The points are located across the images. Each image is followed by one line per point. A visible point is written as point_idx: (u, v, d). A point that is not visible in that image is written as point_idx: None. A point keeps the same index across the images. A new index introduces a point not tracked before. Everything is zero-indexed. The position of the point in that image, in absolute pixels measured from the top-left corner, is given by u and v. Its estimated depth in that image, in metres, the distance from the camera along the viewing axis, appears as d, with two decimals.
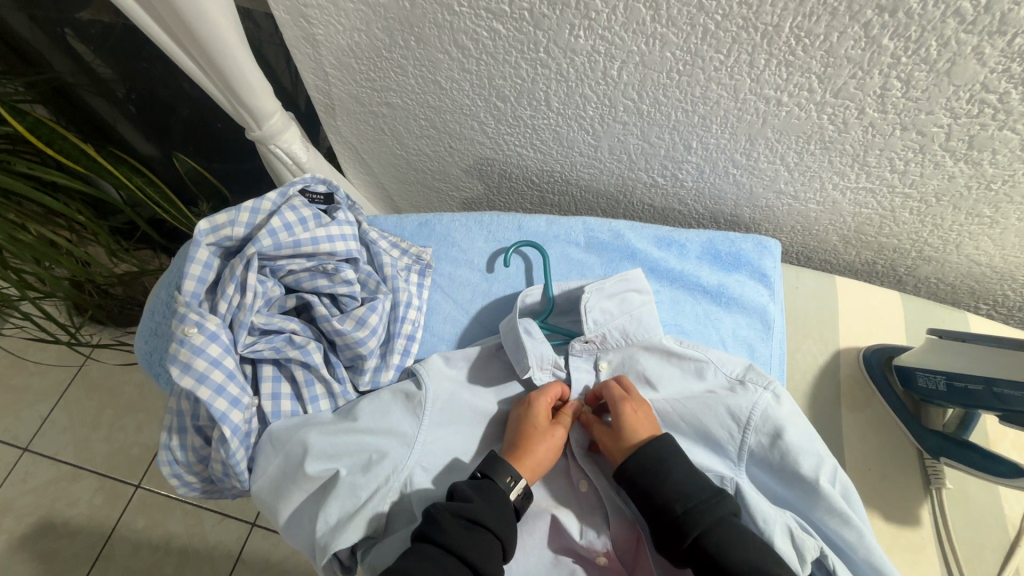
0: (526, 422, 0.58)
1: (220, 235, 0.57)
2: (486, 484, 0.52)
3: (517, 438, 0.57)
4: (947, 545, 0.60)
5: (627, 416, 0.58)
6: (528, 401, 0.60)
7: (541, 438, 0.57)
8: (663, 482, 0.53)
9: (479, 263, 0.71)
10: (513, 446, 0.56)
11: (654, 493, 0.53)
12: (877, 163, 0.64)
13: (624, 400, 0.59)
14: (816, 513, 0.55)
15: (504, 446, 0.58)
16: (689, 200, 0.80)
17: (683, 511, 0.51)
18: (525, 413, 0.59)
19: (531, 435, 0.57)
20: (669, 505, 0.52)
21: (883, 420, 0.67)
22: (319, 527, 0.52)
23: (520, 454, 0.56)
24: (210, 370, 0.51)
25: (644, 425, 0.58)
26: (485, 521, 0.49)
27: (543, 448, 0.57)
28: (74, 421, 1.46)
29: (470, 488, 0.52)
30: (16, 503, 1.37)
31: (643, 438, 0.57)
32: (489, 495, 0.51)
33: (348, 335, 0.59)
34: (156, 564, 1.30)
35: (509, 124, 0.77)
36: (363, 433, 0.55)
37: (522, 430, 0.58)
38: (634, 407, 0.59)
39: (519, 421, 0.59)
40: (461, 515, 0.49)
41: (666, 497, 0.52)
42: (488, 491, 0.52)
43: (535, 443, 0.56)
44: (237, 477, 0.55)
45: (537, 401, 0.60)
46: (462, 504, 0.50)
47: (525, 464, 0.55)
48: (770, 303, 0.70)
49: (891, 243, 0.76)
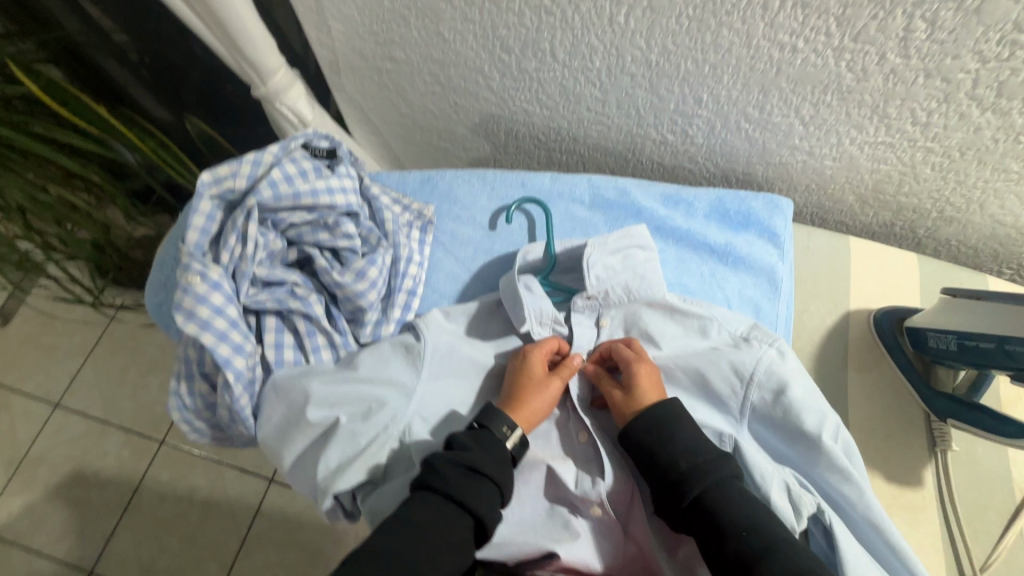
0: (523, 374, 0.58)
1: (223, 187, 0.58)
2: (483, 434, 0.53)
3: (514, 389, 0.58)
4: (949, 504, 0.59)
5: (637, 376, 0.58)
6: (526, 353, 0.60)
7: (537, 391, 0.58)
8: (668, 441, 0.53)
9: (481, 220, 0.70)
10: (509, 397, 0.57)
11: (657, 451, 0.53)
12: (898, 114, 0.61)
13: (639, 360, 0.59)
14: (816, 469, 0.55)
15: (502, 397, 0.58)
16: (700, 157, 0.77)
17: (687, 468, 0.51)
18: (522, 366, 0.59)
19: (527, 387, 0.58)
20: (673, 460, 0.52)
21: (890, 381, 0.66)
22: (319, 471, 0.53)
23: (516, 405, 0.56)
24: (213, 317, 0.52)
25: (652, 383, 0.58)
26: (486, 470, 0.50)
27: (539, 399, 0.57)
28: (99, 379, 1.52)
29: (469, 437, 0.52)
30: (51, 454, 1.46)
31: (649, 401, 0.57)
32: (488, 444, 0.52)
33: (348, 287, 0.59)
34: (181, 514, 1.39)
35: (515, 78, 0.75)
36: (363, 383, 0.56)
37: (519, 382, 0.58)
38: (644, 370, 0.58)
39: (516, 373, 0.59)
40: (461, 463, 0.50)
41: (667, 456, 0.52)
42: (484, 440, 0.52)
43: (532, 395, 0.57)
44: (243, 422, 0.57)
45: (535, 354, 0.60)
46: (462, 453, 0.50)
47: (520, 416, 0.56)
48: (779, 263, 0.68)
49: (911, 202, 0.73)
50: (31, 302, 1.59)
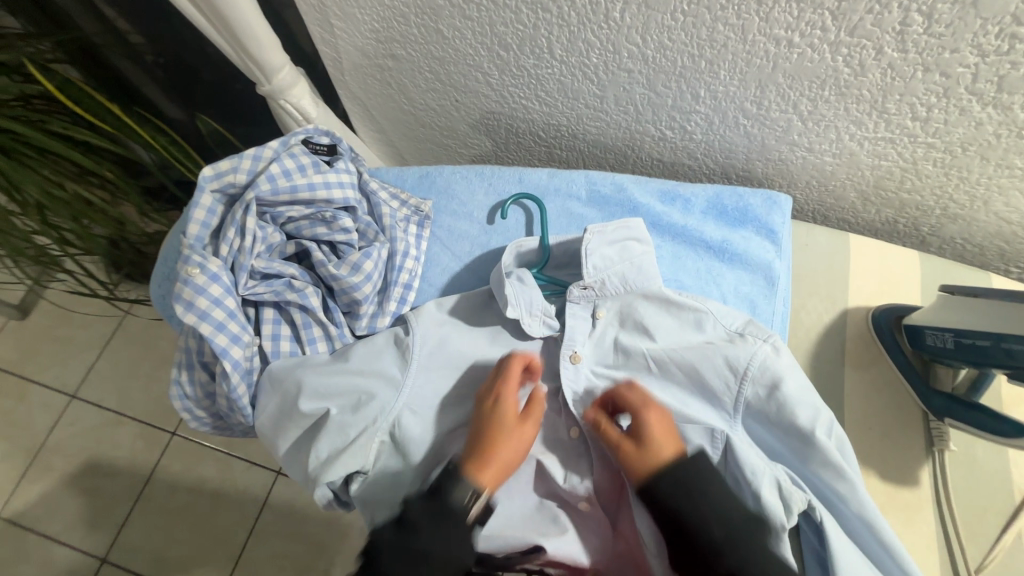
0: (492, 422, 0.54)
1: (224, 182, 0.59)
2: (440, 507, 0.49)
3: (481, 439, 0.54)
4: (946, 505, 0.58)
5: (648, 426, 0.54)
6: (496, 393, 0.56)
7: (502, 444, 0.53)
8: (695, 504, 0.48)
9: (478, 216, 0.71)
10: (475, 451, 0.53)
11: (685, 517, 0.48)
12: (897, 110, 0.60)
13: (647, 407, 0.56)
14: (809, 466, 0.55)
15: (467, 448, 0.54)
16: (699, 154, 0.77)
17: (721, 535, 0.46)
18: (490, 412, 0.55)
19: (494, 438, 0.54)
20: (706, 528, 0.47)
21: (888, 380, 0.65)
22: (311, 461, 0.55)
23: (483, 461, 0.52)
24: (211, 308, 0.54)
25: (667, 433, 0.54)
26: (438, 555, 0.45)
27: (506, 452, 0.53)
28: (114, 372, 1.56)
29: (425, 514, 0.48)
30: (66, 444, 1.50)
31: (668, 455, 0.52)
32: (445, 519, 0.48)
33: (344, 280, 0.60)
34: (191, 504, 1.43)
35: (514, 75, 0.75)
36: (354, 375, 0.57)
37: (487, 432, 0.54)
38: (656, 418, 0.55)
39: (483, 421, 0.55)
40: (411, 555, 0.45)
41: (694, 525, 0.47)
42: (445, 514, 0.48)
43: (498, 450, 0.53)
44: (241, 411, 0.59)
45: (504, 396, 0.55)
46: (411, 538, 0.46)
47: (488, 476, 0.51)
48: (776, 260, 0.68)
49: (913, 198, 0.72)
50: (48, 296, 1.64)
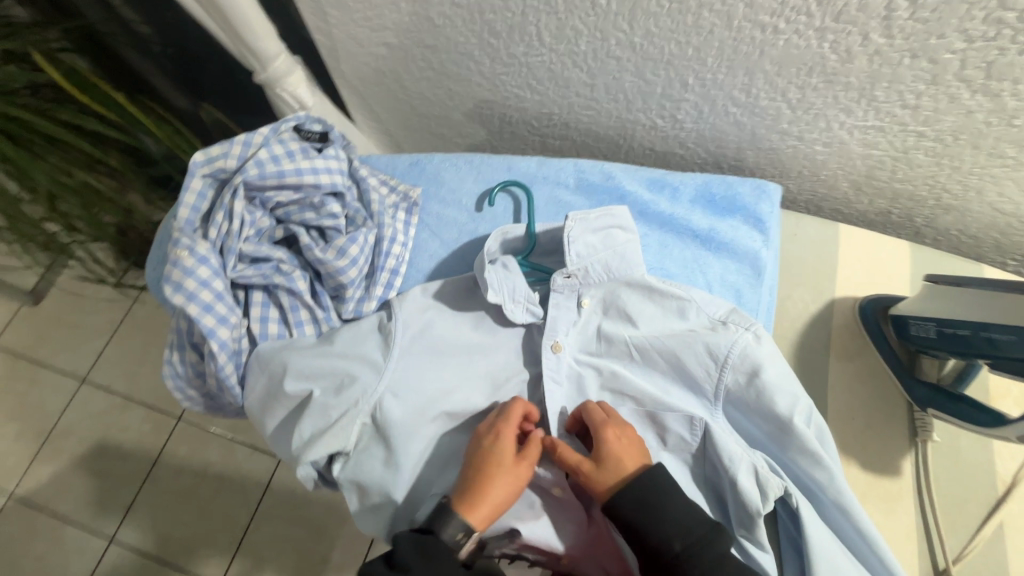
0: (490, 462, 0.54)
1: (214, 167, 0.60)
2: (430, 544, 0.50)
3: (476, 477, 0.54)
4: (926, 495, 0.58)
5: (608, 447, 0.55)
6: (499, 433, 0.56)
7: (498, 484, 0.54)
8: (657, 519, 0.51)
9: (467, 203, 0.71)
10: (470, 489, 0.53)
11: (647, 534, 0.50)
12: (886, 97, 0.59)
13: (605, 426, 0.57)
14: (787, 453, 0.55)
15: (461, 485, 0.54)
16: (691, 143, 0.77)
17: (682, 549, 0.49)
18: (489, 451, 0.55)
19: (491, 477, 0.54)
20: (667, 542, 0.49)
21: (873, 371, 0.65)
22: (294, 441, 0.56)
23: (477, 501, 0.53)
24: (199, 290, 0.55)
25: (627, 452, 0.55)
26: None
27: (500, 493, 0.54)
28: (122, 357, 1.60)
29: (414, 552, 0.49)
30: (77, 427, 1.54)
31: (631, 470, 0.54)
32: (434, 558, 0.49)
33: (330, 264, 0.61)
34: (196, 487, 1.46)
35: (505, 63, 0.76)
36: (336, 357, 0.59)
37: (484, 471, 0.54)
38: (615, 439, 0.56)
39: (481, 459, 0.55)
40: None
41: (658, 540, 0.50)
42: (434, 552, 0.50)
43: (494, 490, 0.53)
44: (229, 391, 0.60)
45: (505, 437, 0.56)
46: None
47: (480, 516, 0.52)
48: (763, 249, 0.68)
49: (906, 188, 0.71)
50: (59, 283, 1.67)
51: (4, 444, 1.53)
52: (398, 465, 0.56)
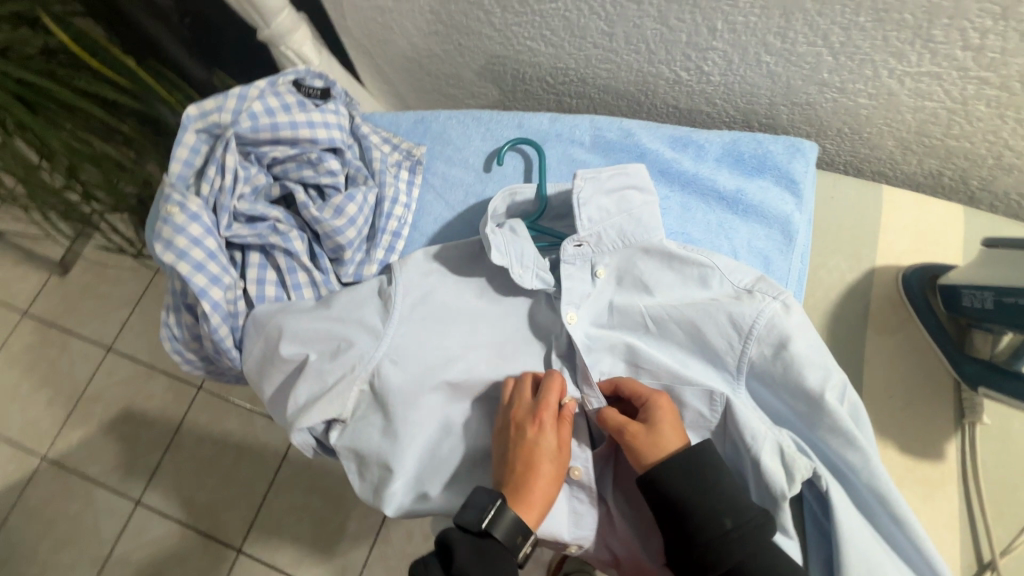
0: (538, 456, 0.50)
1: (209, 122, 0.57)
2: (490, 549, 0.46)
3: (525, 474, 0.50)
4: (972, 482, 0.53)
5: (658, 412, 0.52)
6: (541, 423, 0.51)
7: (551, 477, 0.50)
8: (706, 492, 0.47)
9: (475, 163, 0.67)
10: (523, 487, 0.49)
11: (693, 509, 0.46)
12: (945, 37, 0.52)
13: (654, 392, 0.53)
14: (817, 433, 0.50)
15: (509, 482, 0.50)
16: (718, 99, 0.70)
17: (734, 527, 0.45)
18: (535, 444, 0.50)
19: (541, 471, 0.50)
20: (718, 518, 0.45)
21: (916, 346, 0.59)
22: (289, 406, 0.55)
23: (532, 500, 0.49)
24: (191, 248, 0.53)
25: (676, 424, 0.52)
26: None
27: (553, 486, 0.50)
28: (146, 327, 1.63)
29: (476, 560, 0.45)
30: (104, 394, 1.58)
31: (674, 447, 0.50)
32: (495, 566, 0.45)
33: (326, 223, 0.58)
34: (217, 455, 1.49)
35: (518, 12, 0.70)
36: (335, 322, 0.56)
37: (534, 465, 0.50)
38: (667, 406, 0.52)
39: (528, 451, 0.50)
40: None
41: (701, 519, 0.46)
42: (491, 558, 0.46)
43: (548, 485, 0.49)
44: (226, 354, 0.58)
45: (550, 427, 0.51)
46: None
47: (537, 514, 0.49)
48: (796, 213, 0.62)
49: (961, 146, 0.64)
50: (85, 255, 1.70)
51: (38, 409, 1.58)
52: (397, 436, 0.54)
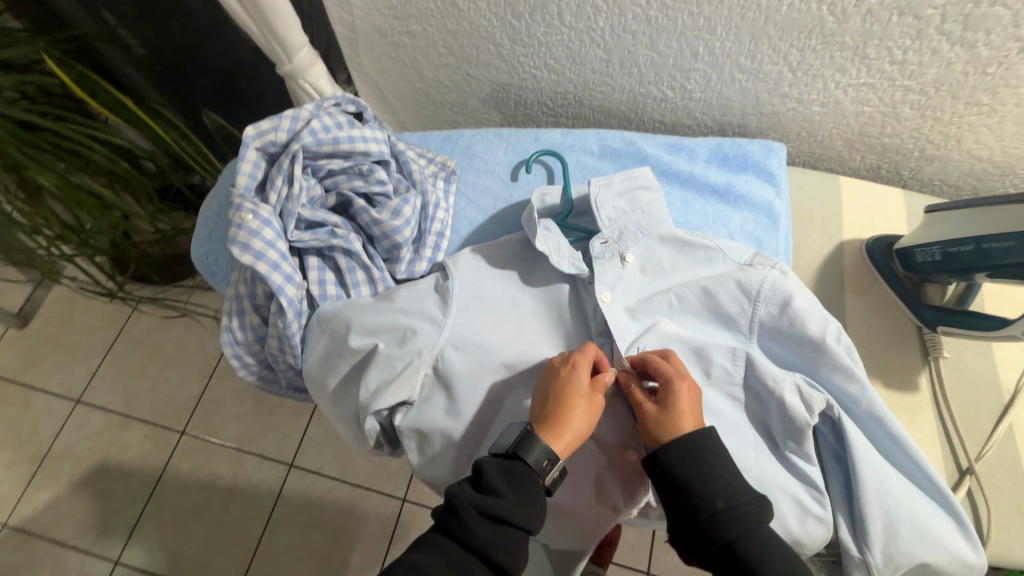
0: (571, 391, 0.56)
1: (266, 140, 0.62)
2: (517, 469, 0.52)
3: (558, 410, 0.55)
4: (944, 406, 0.67)
5: (679, 396, 0.57)
6: (575, 364, 0.58)
7: (581, 410, 0.55)
8: (703, 476, 0.53)
9: (502, 172, 0.76)
10: (552, 417, 0.55)
11: (692, 489, 0.53)
12: (876, 55, 0.66)
13: (680, 377, 0.58)
14: (823, 372, 0.60)
15: (541, 415, 0.55)
16: (698, 113, 0.83)
17: (724, 507, 0.52)
18: (568, 380, 0.56)
19: (573, 404, 0.55)
20: (711, 499, 0.52)
21: (885, 303, 0.72)
22: (361, 392, 0.59)
23: (560, 428, 0.54)
24: (266, 250, 0.57)
25: (693, 409, 0.57)
26: (513, 518, 0.50)
27: (584, 419, 0.55)
28: (120, 374, 1.55)
29: (504, 478, 0.52)
30: (73, 449, 1.48)
31: (688, 429, 0.56)
32: (519, 483, 0.51)
33: (386, 224, 0.65)
34: (204, 501, 1.41)
35: (525, 44, 0.81)
36: (399, 313, 0.62)
37: (565, 398, 0.55)
38: (687, 391, 0.57)
39: (562, 387, 0.56)
40: (490, 514, 0.50)
41: (698, 500, 0.52)
42: (519, 478, 0.52)
43: (576, 417, 0.55)
44: (292, 352, 0.63)
45: (583, 367, 0.57)
46: (490, 501, 0.50)
47: (564, 443, 0.54)
48: (776, 200, 0.74)
49: (894, 142, 0.79)
50: (47, 303, 1.63)
51: None
52: (461, 412, 0.59)
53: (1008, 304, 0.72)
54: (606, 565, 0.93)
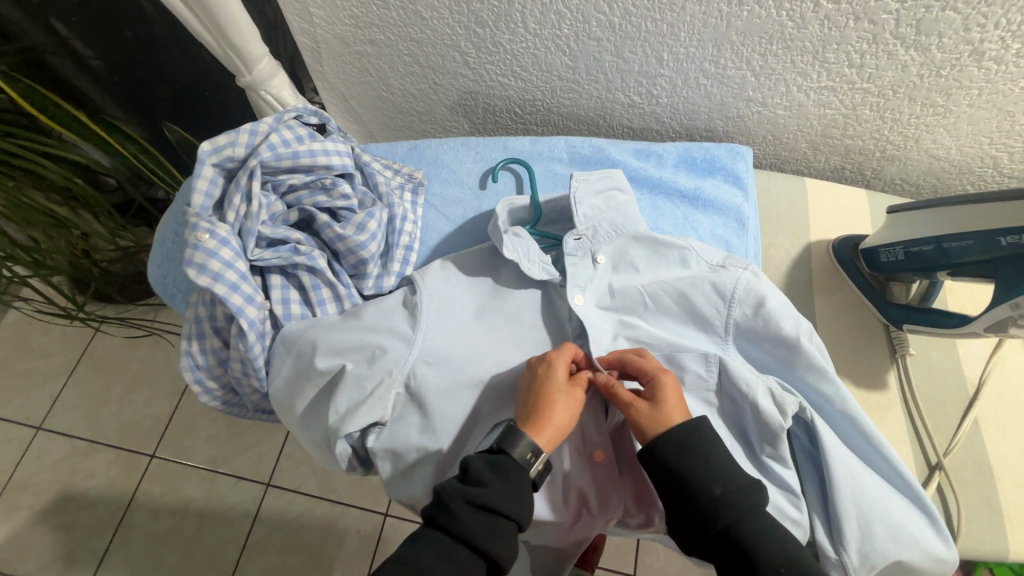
0: (548, 386, 0.56)
1: (223, 155, 0.60)
2: (503, 462, 0.51)
3: (539, 406, 0.55)
4: (911, 403, 0.68)
5: (665, 391, 0.56)
6: (551, 361, 0.58)
7: (561, 405, 0.55)
8: (699, 465, 0.52)
9: (470, 182, 0.75)
10: (532, 412, 0.55)
11: (687, 477, 0.52)
12: (836, 59, 0.67)
13: (664, 371, 0.58)
14: (796, 373, 0.60)
15: (523, 412, 0.56)
16: (666, 118, 0.83)
17: (722, 492, 0.51)
18: (546, 377, 0.57)
19: (553, 398, 0.56)
20: (708, 485, 0.51)
21: (852, 301, 0.74)
22: (329, 415, 0.57)
23: (541, 422, 0.54)
24: (224, 270, 0.55)
25: (677, 401, 0.56)
26: (503, 508, 0.49)
27: (565, 412, 0.55)
28: (83, 398, 1.49)
29: (490, 471, 0.50)
30: (34, 479, 1.41)
31: (676, 419, 0.55)
32: (505, 474, 0.50)
33: (351, 239, 0.64)
34: (176, 528, 1.36)
35: (490, 52, 0.80)
36: (367, 330, 0.60)
37: (542, 392, 0.56)
38: (671, 384, 0.57)
39: (539, 382, 0.57)
40: (479, 504, 0.49)
41: (694, 488, 0.52)
42: (506, 471, 0.51)
43: (556, 410, 0.55)
44: (256, 376, 0.61)
45: (559, 363, 0.58)
46: (477, 491, 0.49)
47: (546, 435, 0.54)
48: (744, 203, 0.75)
49: (856, 144, 0.80)
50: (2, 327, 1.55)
51: None
52: (434, 431, 0.58)
53: (970, 300, 0.73)
54: (592, 570, 0.91)
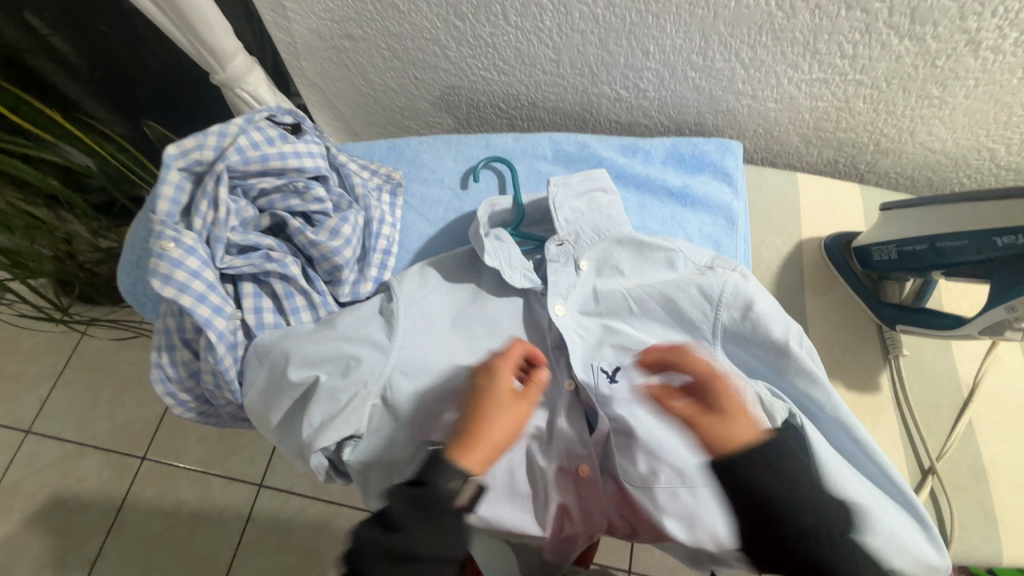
0: (488, 398, 0.59)
1: (189, 159, 0.57)
2: (422, 499, 0.51)
3: (476, 417, 0.58)
4: (903, 406, 0.67)
5: (730, 400, 0.57)
6: (493, 372, 0.60)
7: (500, 417, 0.58)
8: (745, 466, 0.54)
9: (451, 182, 0.73)
10: (470, 424, 0.57)
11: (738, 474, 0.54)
12: (828, 50, 0.65)
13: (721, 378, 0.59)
14: (786, 377, 0.58)
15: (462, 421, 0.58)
16: (654, 112, 0.81)
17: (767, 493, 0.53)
18: (486, 388, 0.59)
19: (492, 410, 0.58)
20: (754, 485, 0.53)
21: (844, 300, 0.72)
22: (304, 429, 0.55)
23: (478, 434, 0.57)
24: (190, 281, 0.53)
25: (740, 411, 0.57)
26: (420, 553, 0.47)
27: (503, 424, 0.58)
28: (73, 400, 1.47)
29: (410, 511, 0.50)
30: (25, 483, 1.39)
31: (744, 431, 0.56)
32: (426, 516, 0.50)
33: (324, 245, 0.62)
34: (169, 530, 1.35)
35: (471, 45, 0.77)
36: (341, 341, 0.58)
37: (482, 403, 0.59)
38: (733, 392, 0.58)
39: (481, 392, 0.59)
40: (398, 552, 0.47)
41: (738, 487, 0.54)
42: (424, 508, 0.50)
43: (494, 423, 0.58)
44: (229, 388, 0.59)
45: (500, 374, 0.61)
46: (394, 537, 0.47)
47: (482, 448, 0.56)
48: (733, 201, 0.72)
49: (849, 137, 0.78)
50: None
51: None
52: (413, 443, 0.56)
53: (965, 299, 0.72)
54: None
